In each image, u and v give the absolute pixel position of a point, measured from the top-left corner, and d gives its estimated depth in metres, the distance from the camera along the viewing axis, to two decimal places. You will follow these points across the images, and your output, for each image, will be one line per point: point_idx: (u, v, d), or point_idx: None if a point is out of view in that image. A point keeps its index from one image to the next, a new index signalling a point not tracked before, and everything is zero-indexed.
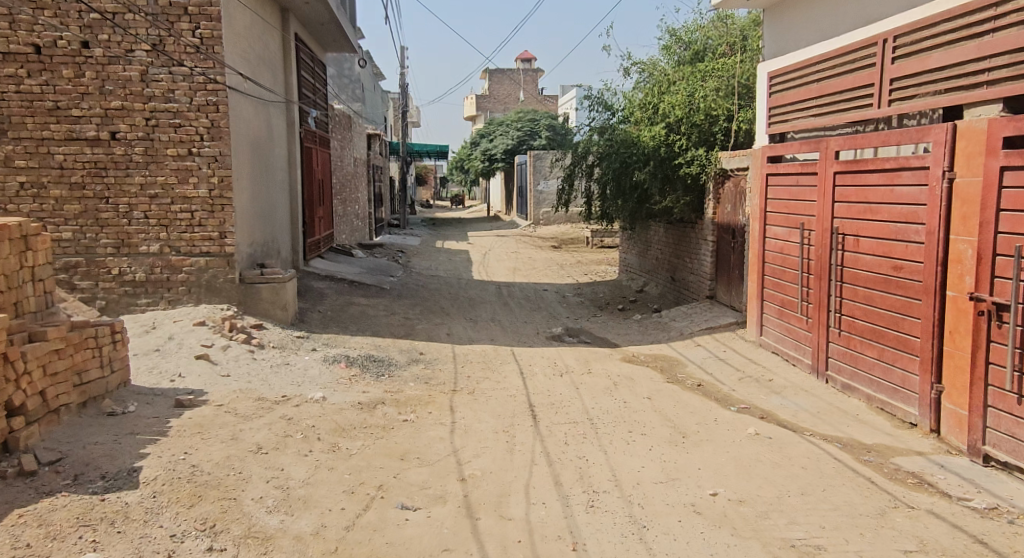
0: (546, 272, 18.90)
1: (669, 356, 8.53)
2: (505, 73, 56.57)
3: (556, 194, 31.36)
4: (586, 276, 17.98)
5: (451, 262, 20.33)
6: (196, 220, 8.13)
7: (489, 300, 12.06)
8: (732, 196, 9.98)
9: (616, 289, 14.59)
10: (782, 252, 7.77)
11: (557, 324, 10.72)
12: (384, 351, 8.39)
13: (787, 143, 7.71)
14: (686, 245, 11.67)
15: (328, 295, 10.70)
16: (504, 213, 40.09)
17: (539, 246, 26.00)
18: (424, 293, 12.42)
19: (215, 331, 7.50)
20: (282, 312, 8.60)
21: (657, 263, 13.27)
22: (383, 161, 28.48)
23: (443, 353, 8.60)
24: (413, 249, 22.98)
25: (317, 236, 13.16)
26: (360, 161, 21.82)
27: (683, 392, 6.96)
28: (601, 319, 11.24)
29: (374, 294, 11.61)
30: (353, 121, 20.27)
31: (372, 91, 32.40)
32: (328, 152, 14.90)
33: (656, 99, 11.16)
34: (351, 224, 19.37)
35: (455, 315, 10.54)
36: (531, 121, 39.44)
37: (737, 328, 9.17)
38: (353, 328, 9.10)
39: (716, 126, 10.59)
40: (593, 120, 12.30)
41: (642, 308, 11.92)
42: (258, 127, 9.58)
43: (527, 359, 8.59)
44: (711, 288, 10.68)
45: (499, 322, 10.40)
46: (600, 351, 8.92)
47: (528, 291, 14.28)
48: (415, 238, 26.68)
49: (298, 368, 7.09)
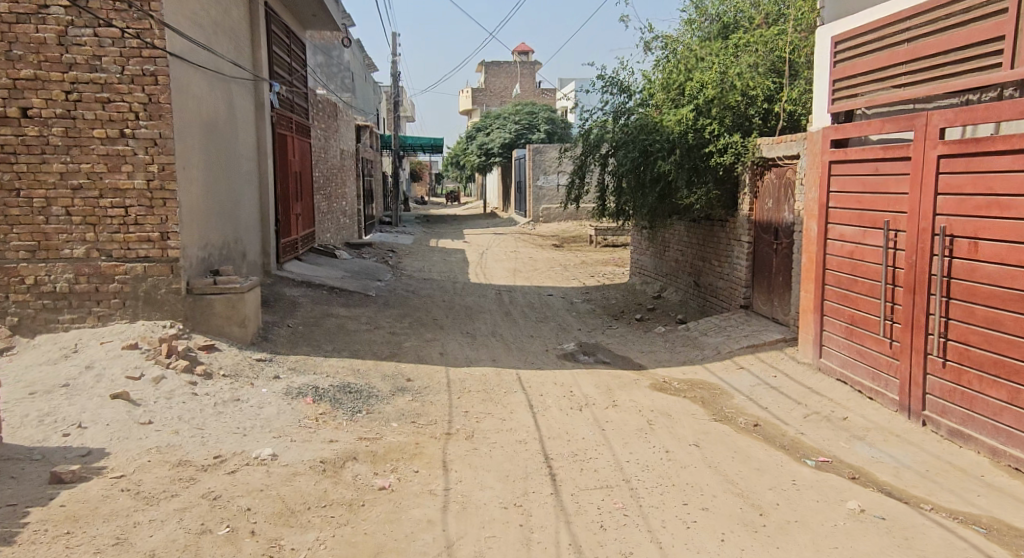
0: (549, 275, 17.41)
1: (707, 382, 7.07)
2: (502, 65, 55.00)
3: (557, 190, 29.91)
4: (593, 279, 16.54)
5: (446, 263, 18.83)
6: (131, 217, 6.65)
7: (489, 310, 10.58)
8: (774, 190, 8.53)
9: (630, 295, 13.16)
10: (851, 257, 6.32)
11: (568, 339, 9.24)
12: (364, 377, 6.92)
13: (858, 122, 6.26)
14: (715, 247, 10.23)
15: (301, 305, 9.21)
16: (502, 210, 38.55)
17: (540, 244, 24.61)
18: (414, 301, 10.92)
19: (147, 357, 6.01)
20: (240, 329, 7.12)
21: (678, 266, 11.84)
22: (374, 155, 26.98)
23: (436, 379, 7.13)
24: (405, 248, 21.48)
25: (293, 235, 11.66)
26: (347, 154, 20.31)
27: (736, 435, 5.51)
28: (618, 332, 9.77)
29: (357, 303, 10.12)
30: (339, 111, 18.77)
31: (362, 82, 30.88)
32: (308, 141, 13.36)
33: (681, 78, 9.69)
34: (337, 222, 17.87)
35: (450, 329, 9.06)
36: (530, 114, 38.02)
37: (784, 346, 7.72)
38: (328, 347, 7.62)
39: (753, 108, 9.11)
40: (607, 104, 10.79)
41: (664, 318, 10.50)
42: (215, 107, 8.10)
43: (536, 385, 7.12)
44: (746, 297, 9.25)
45: (501, 337, 8.92)
46: (623, 375, 7.44)
47: (532, 297, 12.81)
48: (408, 236, 25.18)
49: (251, 406, 5.61)
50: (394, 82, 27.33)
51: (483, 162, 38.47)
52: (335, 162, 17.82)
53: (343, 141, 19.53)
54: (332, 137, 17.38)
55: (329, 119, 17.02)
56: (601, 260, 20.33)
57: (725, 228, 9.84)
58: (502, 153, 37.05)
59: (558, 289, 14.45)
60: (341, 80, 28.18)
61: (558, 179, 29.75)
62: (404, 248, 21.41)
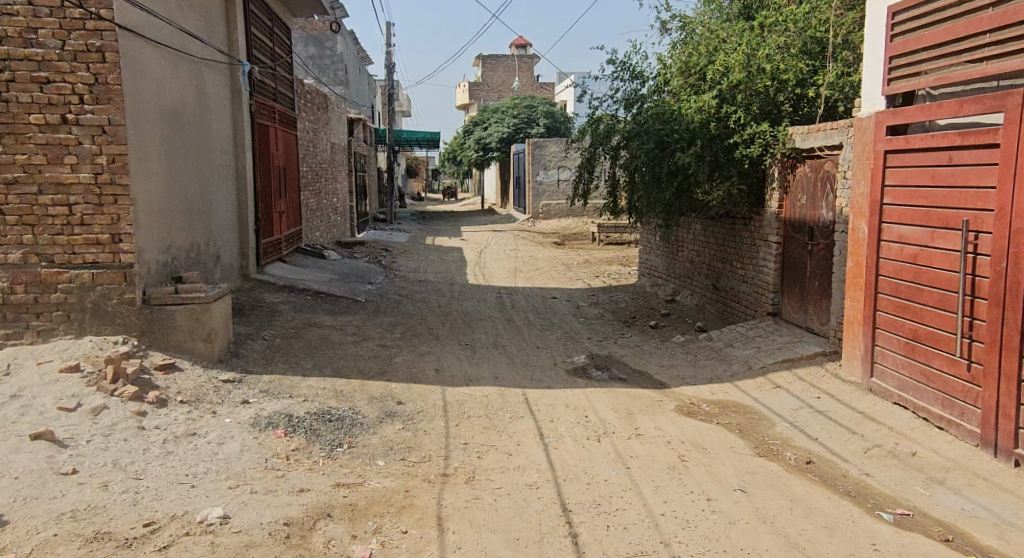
0: (552, 275, 16.50)
1: (741, 405, 6.17)
2: (499, 59, 54.00)
3: (557, 185, 29.02)
4: (598, 280, 15.67)
5: (442, 262, 17.92)
6: (76, 216, 5.73)
7: (489, 317, 9.66)
8: (810, 185, 7.64)
9: (640, 298, 12.26)
10: (914, 262, 5.44)
11: (578, 350, 8.33)
12: (348, 400, 6.02)
13: (926, 105, 5.38)
14: (737, 247, 9.34)
15: (280, 314, 8.28)
16: (500, 207, 37.60)
17: (540, 241, 23.73)
18: (408, 307, 10.00)
19: (89, 382, 5.08)
20: (205, 345, 6.19)
21: (693, 267, 10.96)
22: (368, 149, 26.04)
23: (430, 401, 6.22)
24: (400, 247, 20.58)
25: (277, 235, 10.74)
26: (339, 149, 19.37)
27: (788, 475, 4.62)
28: (632, 341, 8.87)
29: (344, 310, 9.20)
30: (329, 103, 17.84)
31: (356, 74, 29.91)
32: (294, 134, 12.45)
33: (701, 61, 8.76)
34: (327, 220, 16.93)
35: (447, 341, 8.15)
36: (529, 107, 37.11)
37: (824, 361, 6.83)
38: (308, 364, 6.71)
39: (783, 93, 8.18)
40: (618, 91, 9.90)
41: (681, 325, 9.62)
42: (183, 93, 7.20)
43: (545, 408, 6.22)
44: (774, 304, 8.36)
45: (503, 349, 8.01)
46: (643, 395, 6.54)
47: (535, 301, 11.92)
48: (404, 234, 24.25)
49: (209, 441, 4.71)
50: (388, 74, 26.39)
51: (480, 157, 37.50)
52: (324, 157, 16.88)
53: (334, 134, 18.59)
54: (321, 130, 16.45)
55: (318, 111, 16.08)
56: (605, 259, 19.44)
57: (749, 226, 8.96)
58: (501, 148, 36.09)
59: (563, 292, 13.53)
60: (334, 73, 27.23)
61: (558, 174, 28.93)
62: (398, 247, 20.48)
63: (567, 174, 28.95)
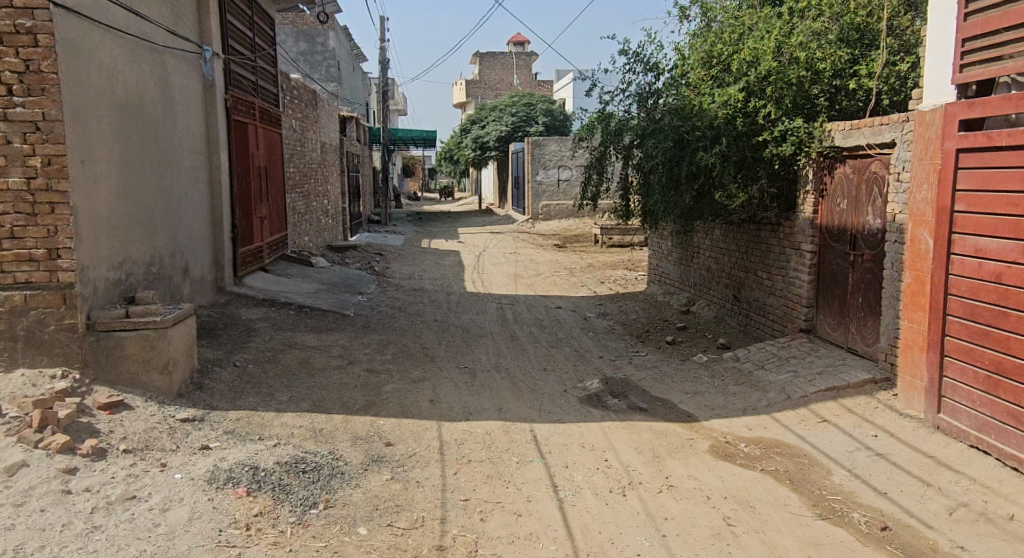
0: (554, 281, 15.64)
1: (785, 444, 5.31)
2: (496, 56, 53.09)
3: (557, 185, 28.17)
4: (604, 286, 14.82)
5: (439, 267, 17.05)
6: (6, 228, 4.86)
7: (490, 333, 8.80)
8: (852, 189, 6.80)
9: (652, 308, 11.40)
10: (1000, 280, 4.60)
11: (589, 373, 7.47)
12: (328, 443, 5.16)
13: (1013, 95, 4.54)
14: (762, 256, 8.49)
15: (256, 334, 7.41)
16: (499, 207, 36.71)
17: (540, 244, 22.89)
18: (401, 321, 9.14)
19: (8, 431, 4.17)
20: (162, 377, 5.29)
21: (711, 275, 10.11)
22: (361, 149, 25.15)
23: (424, 441, 5.36)
24: (395, 251, 19.71)
25: (257, 243, 9.87)
26: (330, 148, 18.48)
27: (863, 550, 3.76)
28: (649, 360, 8.00)
29: (330, 327, 8.33)
30: (319, 99, 16.95)
31: (348, 71, 29.01)
32: (277, 132, 11.57)
33: (724, 50, 7.88)
34: (316, 224, 16.04)
35: (443, 363, 7.29)
36: (528, 105, 36.26)
37: (874, 390, 5.98)
38: (283, 396, 5.84)
39: (819, 85, 7.33)
40: (630, 84, 9.04)
41: (701, 341, 8.76)
42: (142, 85, 6.33)
43: (557, 449, 5.36)
44: (808, 320, 7.51)
45: (506, 373, 7.15)
46: (670, 431, 5.68)
47: (539, 312, 11.07)
48: (399, 236, 23.39)
49: (152, 507, 3.84)
50: (382, 70, 25.51)
51: (478, 156, 36.56)
52: (313, 157, 15.99)
53: (324, 133, 17.71)
54: (309, 129, 15.56)
55: (306, 108, 15.19)
56: (609, 263, 18.59)
57: (776, 232, 8.11)
58: (498, 147, 35.15)
59: (567, 301, 12.67)
60: (326, 70, 26.31)
61: (559, 174, 28.08)
62: (393, 251, 19.59)
63: (567, 174, 28.10)
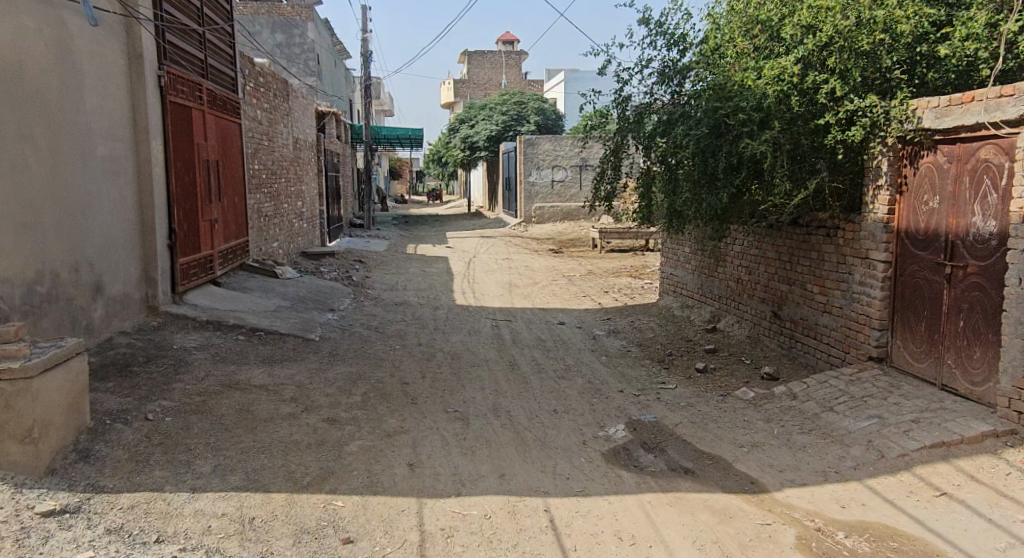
0: (552, 292, 14.12)
1: (902, 534, 3.81)
2: (485, 55, 51.69)
3: (551, 186, 26.69)
4: (609, 298, 13.33)
5: (426, 276, 15.52)
6: None
7: (482, 360, 7.28)
8: (947, 182, 5.34)
9: (670, 324, 9.90)
10: None
11: (608, 415, 5.96)
12: (259, 544, 3.61)
13: None
14: (813, 266, 7.00)
15: (187, 370, 5.85)
16: (489, 210, 35.20)
17: (534, 249, 21.39)
18: (376, 346, 7.61)
19: None
20: (24, 447, 3.75)
21: (744, 288, 8.61)
22: (342, 147, 23.63)
23: (398, 535, 3.82)
24: (378, 257, 18.15)
25: (204, 251, 8.31)
26: (304, 145, 16.95)
27: None
28: (680, 396, 6.49)
29: (287, 358, 6.79)
30: (291, 91, 15.44)
31: (329, 66, 27.54)
32: (231, 123, 10.03)
33: (771, 14, 6.44)
34: (286, 229, 14.47)
35: (425, 406, 5.76)
36: (519, 104, 34.98)
37: (999, 449, 4.48)
38: (205, 466, 4.29)
39: (894, 54, 5.87)
40: (651, 59, 7.58)
41: (739, 369, 7.25)
42: (18, 44, 4.83)
43: (585, 543, 3.83)
44: (880, 346, 6.02)
45: (504, 419, 5.63)
46: (733, 510, 4.17)
47: (539, 331, 9.55)
48: (383, 242, 21.84)
49: None
50: (363, 64, 24.03)
51: (467, 157, 34.97)
52: (283, 154, 14.46)
53: (298, 128, 16.17)
54: (277, 123, 14.03)
55: (273, 100, 13.65)
56: (612, 270, 17.12)
57: (832, 237, 6.64)
58: (488, 147, 33.61)
59: (569, 316, 11.15)
60: (304, 64, 24.99)
61: (553, 174, 26.61)
62: (374, 258, 18.06)
63: (562, 175, 26.63)
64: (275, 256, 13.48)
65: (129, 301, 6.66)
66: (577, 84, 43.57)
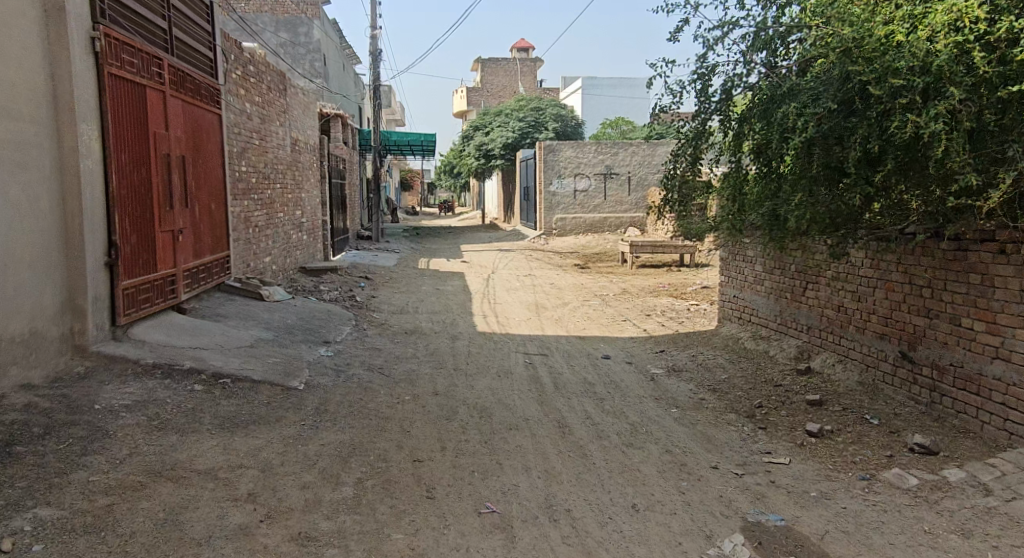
0: (585, 316, 12.31)
1: None
2: (499, 62, 50.24)
3: (573, 196, 24.93)
4: (652, 323, 11.50)
5: (441, 295, 13.75)
6: None
7: (518, 418, 5.47)
8: None
9: (742, 361, 8.04)
10: None
11: (707, 513, 4.12)
12: None
13: None
14: (974, 295, 5.12)
15: (102, 448, 4.07)
16: (505, 222, 33.48)
17: (558, 265, 19.61)
18: (378, 398, 5.81)
19: None
20: None
21: (850, 319, 6.75)
22: (349, 154, 21.99)
23: None
24: (386, 273, 16.42)
25: (159, 269, 6.55)
26: (304, 148, 15.28)
27: None
28: (800, 477, 4.64)
29: (256, 419, 5.00)
30: (288, 87, 13.79)
31: (336, 69, 25.99)
32: (205, 112, 8.32)
33: None
34: (281, 242, 12.76)
35: (446, 503, 3.95)
36: (536, 111, 33.34)
37: None
38: None
39: None
40: (742, 19, 5.79)
41: (867, 432, 5.37)
42: None
43: None
44: None
45: (562, 527, 3.81)
46: None
47: (582, 370, 7.73)
48: (393, 255, 20.13)
49: None
50: (372, 65, 22.45)
51: (481, 166, 33.27)
52: (278, 156, 12.76)
53: (296, 129, 14.50)
54: (271, 120, 12.35)
55: (265, 94, 11.98)
56: (649, 288, 15.31)
57: (1009, 256, 4.78)
58: (504, 155, 31.89)
59: (612, 349, 9.32)
60: (309, 65, 23.45)
61: (575, 183, 24.85)
62: (383, 274, 16.31)
63: (585, 184, 24.87)
64: (267, 274, 11.75)
65: (40, 341, 4.90)
66: (595, 92, 42.01)
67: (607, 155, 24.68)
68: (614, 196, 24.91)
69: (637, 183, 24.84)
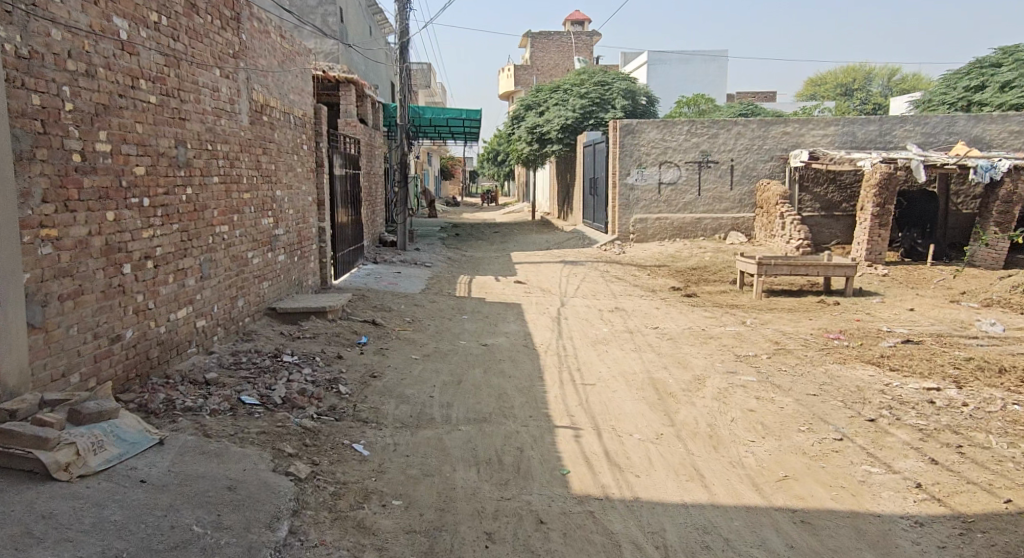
0: (753, 424, 6.73)
1: None
2: (550, 37, 44.74)
3: (658, 190, 19.25)
4: (904, 457, 5.90)
5: (491, 363, 8.32)
6: None
7: None
8: None
9: None
10: None
11: None
12: None
13: None
14: None
15: None
16: (563, 220, 27.96)
17: (651, 291, 14.05)
18: None
19: None
20: None
21: None
22: (368, 134, 16.69)
23: None
24: (408, 308, 11.08)
25: None
26: (282, 121, 9.92)
27: None
28: None
29: None
30: (244, 16, 8.41)
31: (358, 28, 20.67)
32: None
33: None
34: (215, 279, 7.40)
35: None
36: (603, 84, 27.74)
37: None
38: None
39: None
40: None
41: None
42: None
43: None
44: None
45: None
46: None
47: None
48: (420, 273, 14.75)
49: None
50: (399, 16, 17.04)
51: (534, 151, 27.65)
52: (212, 127, 7.37)
53: (264, 88, 9.13)
54: (195, 61, 6.94)
55: (176, 10, 6.57)
56: (822, 348, 9.70)
57: None
58: (563, 139, 26.30)
59: None
60: (320, 19, 18.13)
61: (660, 174, 19.15)
62: (402, 310, 10.96)
63: (673, 175, 19.14)
64: (176, 343, 6.42)
65: None
66: (663, 67, 36.10)
67: (702, 137, 18.92)
68: (711, 191, 19.14)
69: (742, 173, 19.03)
